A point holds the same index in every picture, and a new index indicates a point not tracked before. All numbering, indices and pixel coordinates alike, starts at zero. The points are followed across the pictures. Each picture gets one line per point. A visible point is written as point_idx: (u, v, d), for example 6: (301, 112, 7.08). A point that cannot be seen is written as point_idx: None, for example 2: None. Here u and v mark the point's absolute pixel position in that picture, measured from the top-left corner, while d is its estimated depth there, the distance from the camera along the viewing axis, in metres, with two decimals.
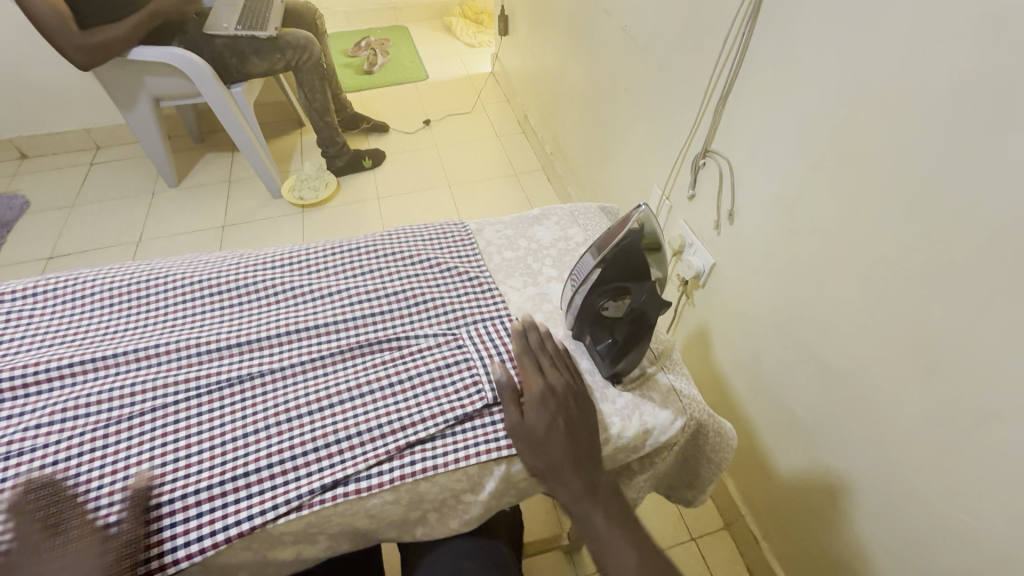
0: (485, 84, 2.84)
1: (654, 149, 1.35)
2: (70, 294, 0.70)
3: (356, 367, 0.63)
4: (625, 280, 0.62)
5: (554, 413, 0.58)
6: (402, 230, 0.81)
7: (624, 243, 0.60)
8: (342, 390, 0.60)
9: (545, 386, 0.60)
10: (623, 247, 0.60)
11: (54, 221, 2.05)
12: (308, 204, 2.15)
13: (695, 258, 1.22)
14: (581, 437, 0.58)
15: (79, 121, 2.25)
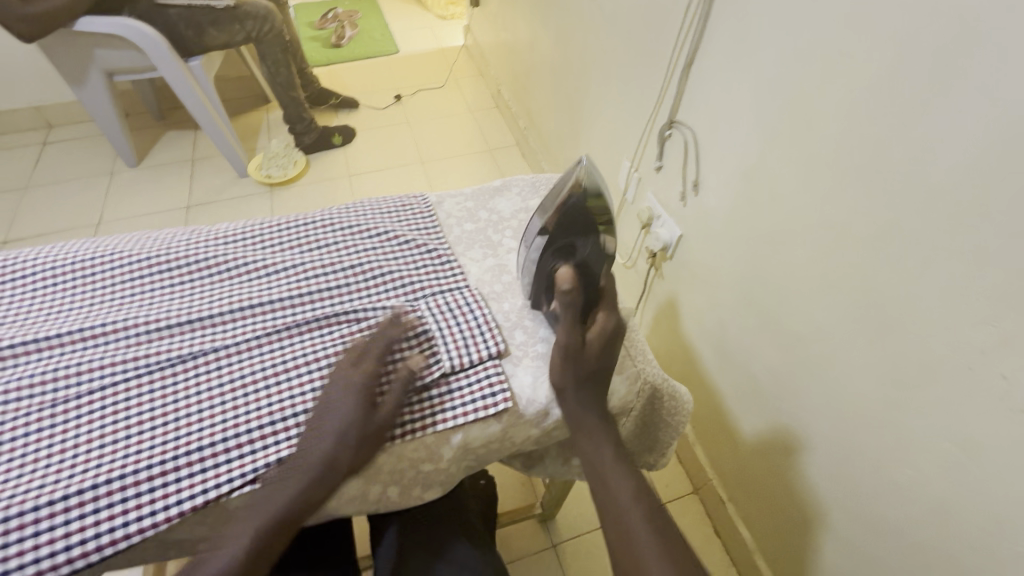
0: (457, 57, 2.77)
1: (623, 121, 1.34)
2: (10, 275, 0.68)
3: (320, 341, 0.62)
4: (570, 237, 0.64)
5: (613, 354, 0.60)
6: (359, 203, 0.79)
7: (569, 205, 0.63)
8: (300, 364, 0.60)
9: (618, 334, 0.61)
10: (569, 207, 0.63)
11: (8, 204, 1.96)
12: (277, 183, 2.10)
13: (663, 230, 1.23)
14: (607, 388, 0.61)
15: (27, 98, 2.14)
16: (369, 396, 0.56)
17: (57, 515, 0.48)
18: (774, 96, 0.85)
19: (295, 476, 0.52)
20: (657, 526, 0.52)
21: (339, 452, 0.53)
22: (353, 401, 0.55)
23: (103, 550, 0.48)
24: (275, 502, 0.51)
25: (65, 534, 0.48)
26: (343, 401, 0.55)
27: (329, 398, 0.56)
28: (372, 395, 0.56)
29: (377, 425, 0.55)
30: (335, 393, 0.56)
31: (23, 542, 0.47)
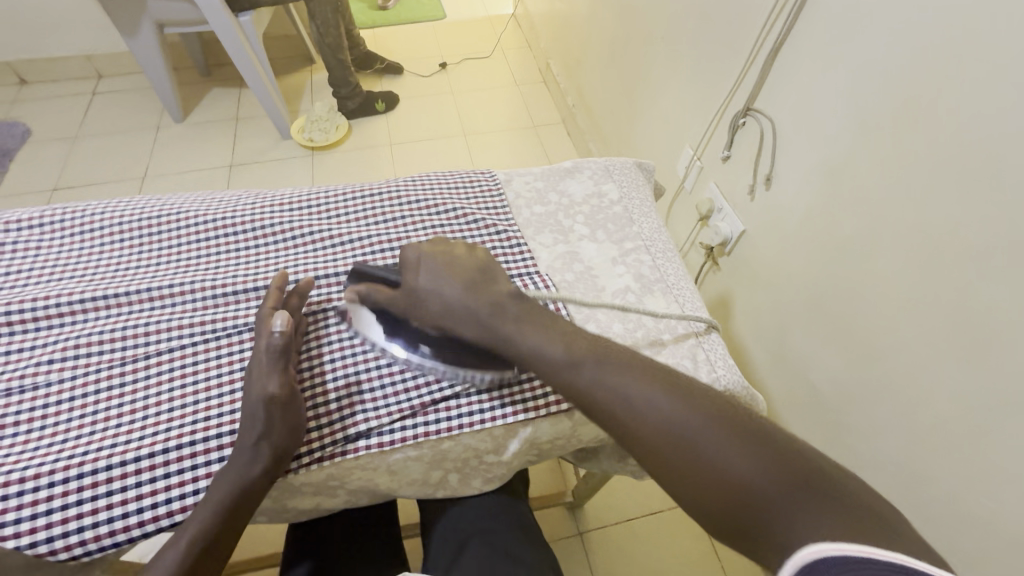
0: (505, 27, 2.68)
1: (689, 106, 1.27)
2: (77, 227, 0.66)
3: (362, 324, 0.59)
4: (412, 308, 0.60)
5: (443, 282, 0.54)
6: (425, 175, 0.76)
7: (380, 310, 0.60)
8: (347, 346, 0.58)
9: (411, 261, 0.55)
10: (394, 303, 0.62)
11: (58, 152, 1.99)
12: (318, 146, 2.08)
13: (723, 223, 1.18)
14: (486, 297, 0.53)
15: (79, 47, 2.14)
16: (286, 396, 0.51)
17: (128, 476, 0.49)
18: (873, 89, 0.78)
19: (227, 472, 0.48)
20: (739, 426, 0.41)
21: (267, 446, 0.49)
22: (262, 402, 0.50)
23: (175, 515, 0.49)
24: (209, 506, 0.48)
25: (138, 496, 0.49)
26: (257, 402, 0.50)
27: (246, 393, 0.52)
28: (293, 393, 0.52)
29: (298, 427, 0.52)
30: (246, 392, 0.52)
31: (97, 500, 0.48)
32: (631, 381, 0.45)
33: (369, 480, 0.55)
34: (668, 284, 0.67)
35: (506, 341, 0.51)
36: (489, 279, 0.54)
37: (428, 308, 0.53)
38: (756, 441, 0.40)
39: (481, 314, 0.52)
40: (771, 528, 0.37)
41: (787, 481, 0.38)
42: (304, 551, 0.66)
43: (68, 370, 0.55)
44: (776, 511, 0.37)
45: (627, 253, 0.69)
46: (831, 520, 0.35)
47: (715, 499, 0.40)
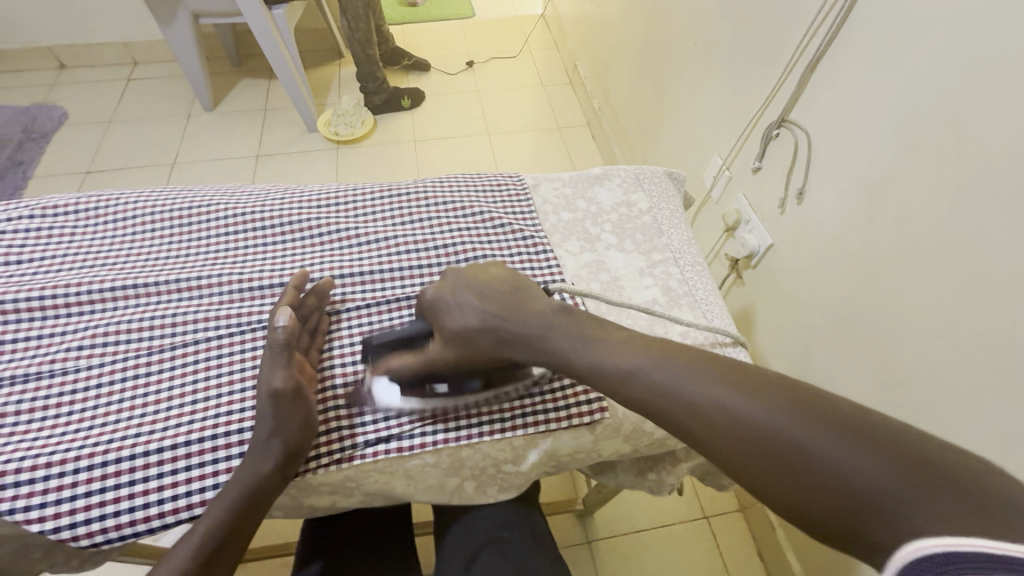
0: (534, 27, 2.67)
1: (720, 114, 1.24)
2: (111, 215, 0.67)
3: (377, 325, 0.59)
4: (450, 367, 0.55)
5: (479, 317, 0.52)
6: (453, 177, 0.75)
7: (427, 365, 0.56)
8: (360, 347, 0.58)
9: (435, 300, 0.55)
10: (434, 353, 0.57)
11: (92, 135, 2.03)
12: (343, 140, 2.09)
13: (750, 236, 1.15)
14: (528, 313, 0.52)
15: (117, 33, 2.19)
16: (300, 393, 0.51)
17: (151, 467, 0.49)
18: (919, 106, 0.75)
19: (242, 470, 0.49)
20: (827, 415, 0.39)
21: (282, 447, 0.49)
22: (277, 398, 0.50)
23: (194, 508, 0.49)
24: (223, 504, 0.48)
25: (159, 488, 0.49)
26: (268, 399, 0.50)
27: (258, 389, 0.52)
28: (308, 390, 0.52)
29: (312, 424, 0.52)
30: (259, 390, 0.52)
31: (120, 489, 0.48)
32: (698, 380, 0.44)
33: (385, 484, 0.55)
34: (696, 299, 0.65)
35: (570, 362, 0.50)
36: (518, 293, 0.54)
37: (480, 345, 0.52)
38: (849, 425, 0.37)
39: (534, 332, 0.51)
40: (888, 525, 0.33)
41: (900, 472, 0.34)
42: (318, 550, 0.67)
43: (97, 357, 0.56)
44: (889, 504, 0.34)
45: (654, 265, 0.68)
46: (952, 511, 0.32)
47: (816, 498, 0.37)
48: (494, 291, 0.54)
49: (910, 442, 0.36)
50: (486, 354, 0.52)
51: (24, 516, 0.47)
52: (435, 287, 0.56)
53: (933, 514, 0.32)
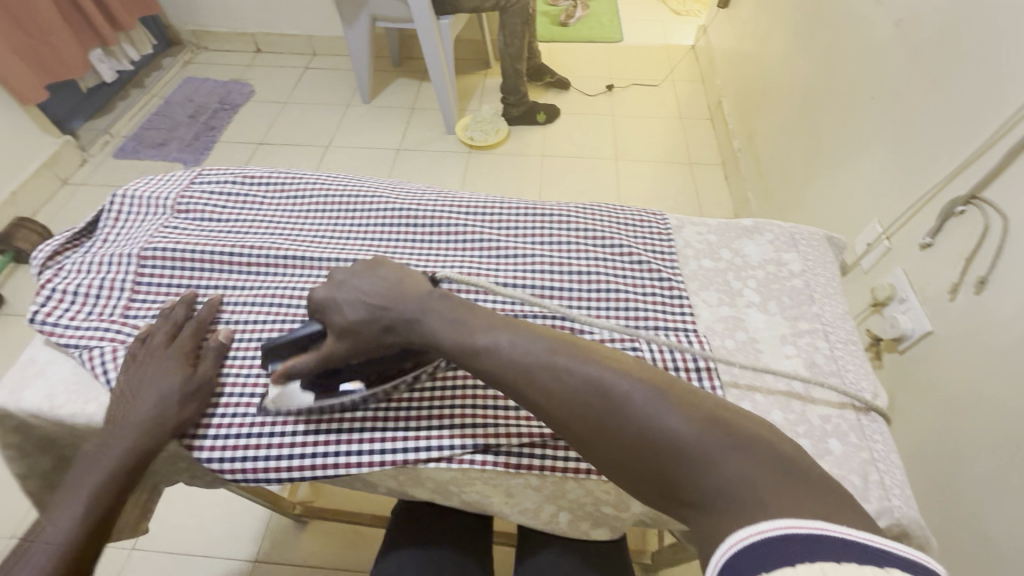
0: (682, 57, 2.62)
1: (891, 177, 1.12)
2: (294, 192, 0.77)
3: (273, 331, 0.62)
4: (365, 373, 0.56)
5: (371, 319, 0.53)
6: (596, 206, 0.75)
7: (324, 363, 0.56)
8: None
9: (325, 298, 0.56)
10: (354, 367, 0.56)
11: (269, 111, 2.34)
12: (477, 145, 2.20)
13: (904, 318, 1.01)
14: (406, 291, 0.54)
15: (307, 28, 2.51)
16: (182, 391, 0.56)
17: (289, 423, 0.56)
18: None
19: (104, 451, 0.54)
20: (649, 382, 0.45)
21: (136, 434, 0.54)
22: (153, 401, 0.55)
23: (316, 469, 0.54)
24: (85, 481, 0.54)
25: (291, 444, 0.55)
26: (149, 397, 0.55)
27: (133, 388, 0.56)
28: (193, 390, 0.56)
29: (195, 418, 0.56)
30: (123, 395, 0.56)
31: (262, 437, 0.55)
32: (542, 351, 0.48)
33: (485, 495, 0.56)
34: (845, 381, 0.59)
35: (438, 343, 0.51)
36: (404, 282, 0.55)
37: (363, 337, 0.53)
38: (662, 390, 0.44)
39: (408, 316, 0.53)
40: (686, 473, 0.41)
41: (695, 424, 0.41)
42: (409, 536, 0.70)
43: (262, 315, 0.63)
44: (690, 457, 0.41)
45: (800, 334, 0.62)
46: (739, 456, 0.40)
47: (627, 452, 0.43)
48: (376, 284, 0.55)
49: (704, 402, 0.43)
50: (372, 344, 0.54)
51: (188, 441, 0.55)
52: (325, 286, 0.57)
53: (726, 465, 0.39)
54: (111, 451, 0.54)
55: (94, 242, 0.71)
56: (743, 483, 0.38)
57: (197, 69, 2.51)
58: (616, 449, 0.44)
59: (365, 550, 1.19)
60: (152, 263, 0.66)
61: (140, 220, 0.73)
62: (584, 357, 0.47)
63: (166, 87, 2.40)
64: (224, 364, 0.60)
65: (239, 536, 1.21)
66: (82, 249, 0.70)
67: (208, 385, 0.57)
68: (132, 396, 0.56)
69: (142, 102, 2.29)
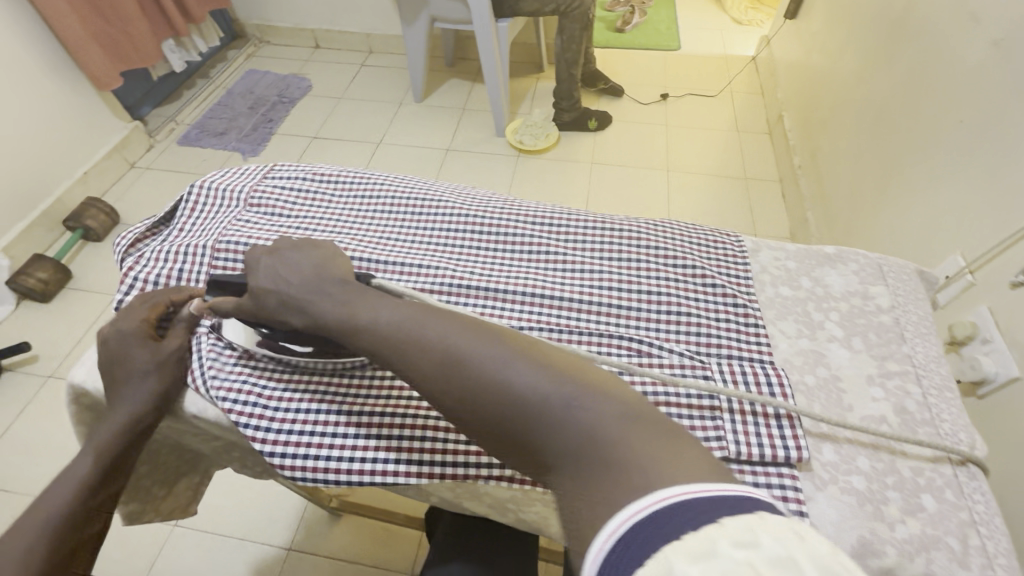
0: (742, 68, 2.54)
1: (978, 207, 1.05)
2: (362, 192, 0.77)
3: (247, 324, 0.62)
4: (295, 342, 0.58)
5: (278, 293, 0.54)
6: (667, 222, 0.73)
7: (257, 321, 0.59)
8: None
9: (254, 267, 0.57)
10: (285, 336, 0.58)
11: (324, 106, 2.39)
12: (526, 149, 2.18)
13: (988, 359, 0.92)
14: (322, 277, 0.54)
15: (365, 26, 2.56)
16: (158, 359, 0.59)
17: (350, 425, 0.55)
18: None
19: (104, 429, 0.56)
20: (510, 345, 0.45)
21: (131, 410, 0.57)
22: (130, 371, 0.58)
23: (376, 475, 0.53)
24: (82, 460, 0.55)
25: (353, 447, 0.54)
26: (126, 370, 0.58)
27: (122, 364, 0.58)
28: (174, 361, 0.60)
29: (172, 390, 0.59)
30: (112, 370, 0.58)
31: (325, 436, 0.55)
32: (415, 324, 0.48)
33: (543, 516, 0.54)
34: (939, 431, 0.54)
35: (322, 321, 0.52)
36: (326, 268, 0.56)
37: (265, 307, 0.55)
38: (521, 352, 0.44)
39: (306, 300, 0.53)
40: (542, 431, 0.40)
41: (554, 387, 0.41)
42: (454, 549, 0.69)
43: None
44: (543, 415, 0.40)
45: (888, 375, 0.58)
46: (592, 416, 0.38)
47: (487, 418, 0.42)
48: (296, 267, 0.55)
49: (567, 367, 0.43)
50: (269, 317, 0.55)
51: (253, 432, 0.56)
52: (263, 250, 0.59)
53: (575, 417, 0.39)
54: (107, 427, 0.56)
55: (172, 231, 0.73)
56: (593, 440, 0.37)
57: (259, 62, 2.59)
58: (476, 415, 0.43)
59: (394, 548, 1.19)
60: (225, 256, 0.67)
61: (214, 211, 0.74)
62: (454, 327, 0.47)
63: (229, 78, 2.50)
64: (192, 335, 0.63)
65: (275, 523, 1.23)
66: (161, 238, 0.72)
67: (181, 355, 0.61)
68: (123, 372, 0.58)
69: (205, 92, 2.38)
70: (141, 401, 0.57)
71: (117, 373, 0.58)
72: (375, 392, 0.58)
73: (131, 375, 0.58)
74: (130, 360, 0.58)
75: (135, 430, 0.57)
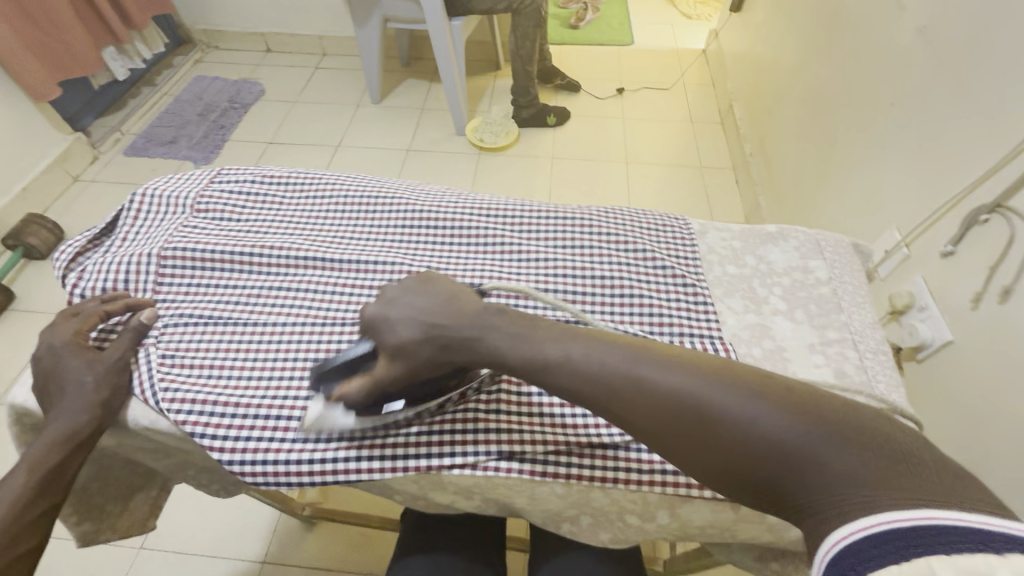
0: (693, 61, 2.61)
1: (910, 183, 1.12)
2: (313, 192, 0.76)
3: (197, 331, 0.61)
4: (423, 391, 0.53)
5: (428, 337, 0.50)
6: (617, 209, 0.75)
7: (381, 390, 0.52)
8: None
9: (376, 325, 0.52)
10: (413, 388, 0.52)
11: (278, 111, 2.33)
12: (486, 147, 2.19)
13: (925, 326, 0.98)
14: (461, 313, 0.51)
15: (317, 28, 2.51)
16: (95, 371, 0.56)
17: (310, 427, 0.54)
18: None
19: (38, 447, 0.54)
20: (746, 384, 0.42)
21: (65, 425, 0.54)
22: (65, 387, 0.56)
23: (339, 474, 0.53)
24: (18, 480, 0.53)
25: (313, 448, 0.53)
26: (62, 385, 0.56)
27: (58, 381, 0.56)
28: (111, 372, 0.57)
29: (113, 401, 0.57)
30: (51, 388, 0.57)
31: (283, 440, 0.54)
32: (622, 360, 0.46)
33: (508, 498, 0.55)
34: (876, 391, 0.58)
35: (499, 358, 0.49)
36: (459, 299, 0.53)
37: (421, 357, 0.50)
38: (763, 391, 0.42)
39: (464, 336, 0.50)
40: (793, 474, 0.39)
41: (798, 427, 0.39)
42: (421, 543, 0.69)
43: (283, 315, 0.63)
44: (796, 457, 0.39)
45: (828, 343, 0.61)
46: (847, 455, 0.38)
47: (727, 461, 0.41)
48: (426, 309, 0.51)
49: (805, 401, 0.41)
50: (426, 364, 0.50)
51: (208, 442, 0.54)
52: (375, 304, 0.54)
53: (832, 459, 0.38)
54: (42, 444, 0.54)
55: (113, 241, 0.70)
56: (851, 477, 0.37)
57: (208, 68, 2.51)
58: (711, 458, 0.42)
59: (371, 552, 1.18)
60: (173, 263, 0.66)
61: (160, 219, 0.72)
62: (672, 360, 0.45)
63: (177, 85, 2.41)
64: (140, 346, 0.60)
65: (245, 536, 1.20)
66: (103, 249, 0.70)
67: (123, 361, 0.59)
68: (59, 388, 0.56)
69: (152, 100, 2.30)
70: (75, 414, 0.54)
71: (54, 390, 0.56)
72: None
73: (66, 390, 0.55)
74: (65, 376, 0.56)
75: (73, 444, 0.54)
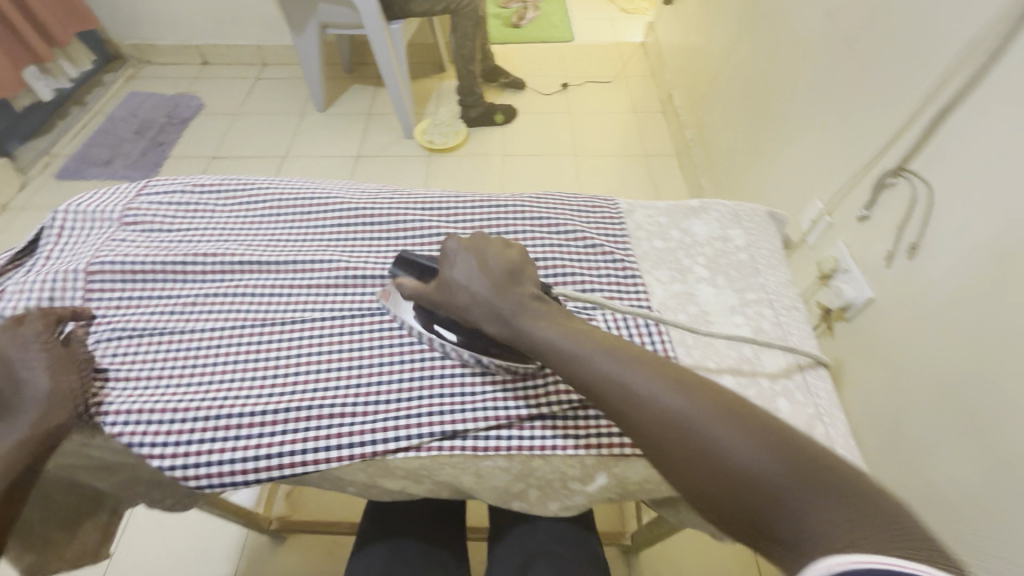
0: (633, 54, 2.69)
1: (828, 156, 1.19)
2: (246, 198, 0.76)
3: (130, 344, 0.60)
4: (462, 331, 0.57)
5: (475, 295, 0.54)
6: (549, 194, 0.78)
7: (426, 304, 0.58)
8: (315, 343, 0.61)
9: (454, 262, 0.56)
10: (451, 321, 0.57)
11: (219, 125, 2.27)
12: (436, 148, 2.20)
13: (848, 287, 1.06)
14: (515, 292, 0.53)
15: (254, 38, 2.46)
16: None
17: (254, 426, 0.55)
18: None
19: None
20: (741, 421, 0.40)
21: None
22: None
23: (283, 468, 0.53)
24: None
25: (257, 445, 0.54)
26: None
27: None
28: None
29: None
30: None
31: (226, 441, 0.54)
32: (626, 369, 0.46)
33: (455, 477, 0.57)
34: (790, 344, 0.62)
35: (529, 337, 0.51)
36: (521, 277, 0.55)
37: (455, 296, 0.55)
38: (764, 431, 0.40)
39: (506, 311, 0.53)
40: (771, 519, 0.36)
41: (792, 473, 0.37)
42: (380, 532, 0.70)
43: (222, 319, 0.63)
44: (783, 503, 0.36)
45: (747, 304, 0.66)
46: (835, 513, 0.34)
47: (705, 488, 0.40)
48: (498, 273, 0.54)
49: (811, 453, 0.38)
50: (457, 311, 0.55)
51: (148, 450, 0.54)
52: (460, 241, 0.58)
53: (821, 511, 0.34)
54: None
55: (36, 260, 0.68)
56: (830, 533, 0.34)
57: (142, 84, 2.43)
58: (694, 478, 0.41)
59: (342, 556, 1.18)
60: (101, 279, 0.64)
61: (85, 236, 0.70)
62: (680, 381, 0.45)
63: (109, 103, 2.32)
64: None
65: (210, 553, 1.18)
66: (24, 269, 0.68)
67: None
68: None
69: (83, 120, 2.20)
70: None
71: None
72: (280, 391, 0.57)
73: None
74: None
75: None
